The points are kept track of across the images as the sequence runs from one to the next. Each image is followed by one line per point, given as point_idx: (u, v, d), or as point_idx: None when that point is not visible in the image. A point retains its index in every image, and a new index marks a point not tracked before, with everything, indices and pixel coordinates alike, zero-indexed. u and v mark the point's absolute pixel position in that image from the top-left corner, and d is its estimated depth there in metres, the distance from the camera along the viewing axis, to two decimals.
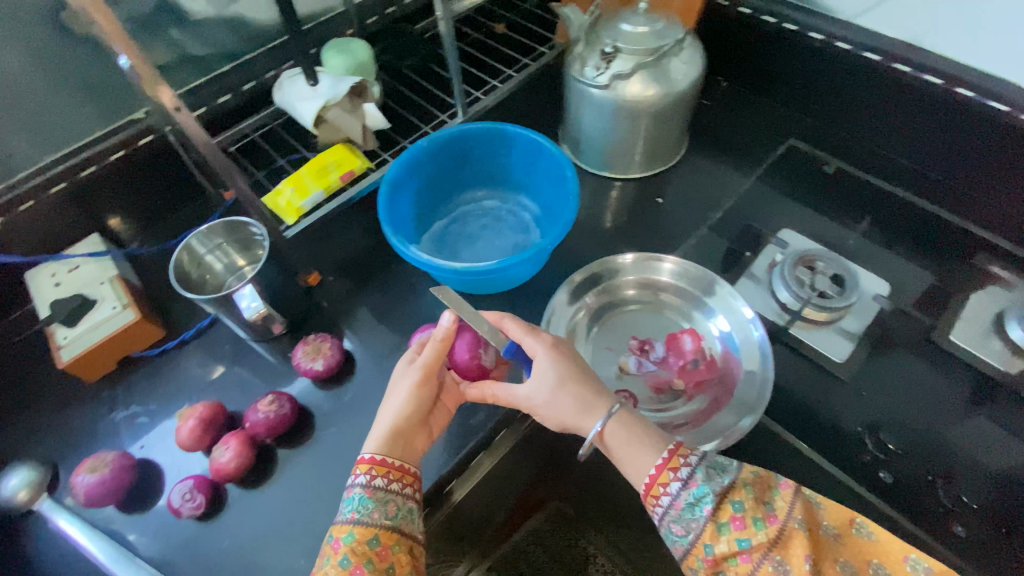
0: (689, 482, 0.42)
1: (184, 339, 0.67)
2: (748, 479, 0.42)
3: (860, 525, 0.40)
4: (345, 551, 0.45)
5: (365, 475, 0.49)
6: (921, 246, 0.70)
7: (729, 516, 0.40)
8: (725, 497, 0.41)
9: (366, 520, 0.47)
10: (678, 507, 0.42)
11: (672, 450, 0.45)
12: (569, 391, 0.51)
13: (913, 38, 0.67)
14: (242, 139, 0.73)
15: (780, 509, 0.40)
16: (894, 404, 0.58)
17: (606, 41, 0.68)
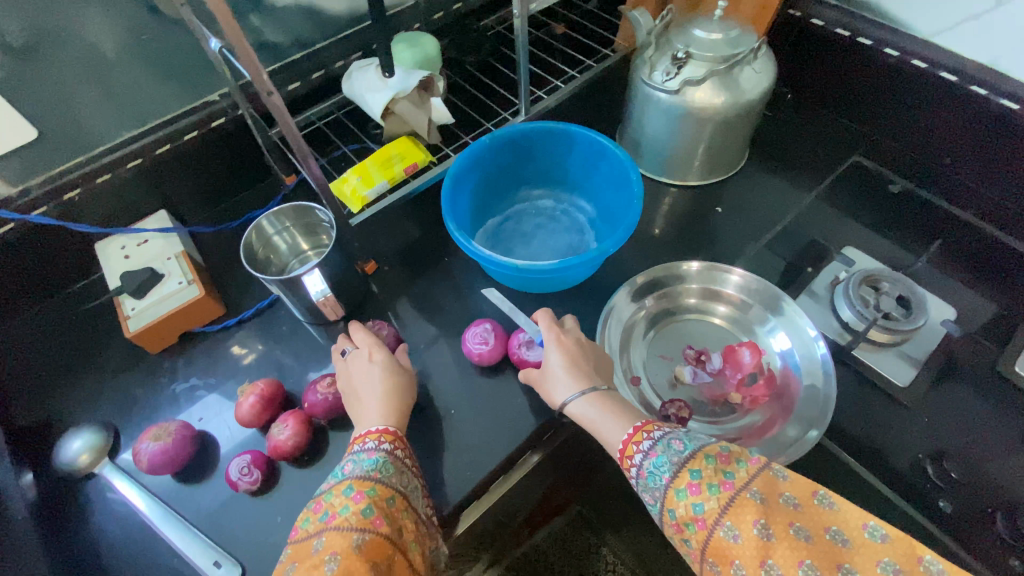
0: (650, 452, 0.44)
1: (243, 317, 0.71)
2: (711, 451, 0.41)
3: (825, 497, 0.37)
4: (369, 502, 0.45)
5: (375, 441, 0.51)
6: (987, 276, 0.69)
7: (685, 483, 0.40)
8: (683, 465, 0.41)
9: (386, 480, 0.48)
10: (643, 475, 0.44)
11: (638, 426, 0.47)
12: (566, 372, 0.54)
13: (993, 62, 0.65)
14: (308, 126, 0.79)
15: (739, 478, 0.39)
16: (961, 435, 0.56)
17: (678, 46, 0.68)
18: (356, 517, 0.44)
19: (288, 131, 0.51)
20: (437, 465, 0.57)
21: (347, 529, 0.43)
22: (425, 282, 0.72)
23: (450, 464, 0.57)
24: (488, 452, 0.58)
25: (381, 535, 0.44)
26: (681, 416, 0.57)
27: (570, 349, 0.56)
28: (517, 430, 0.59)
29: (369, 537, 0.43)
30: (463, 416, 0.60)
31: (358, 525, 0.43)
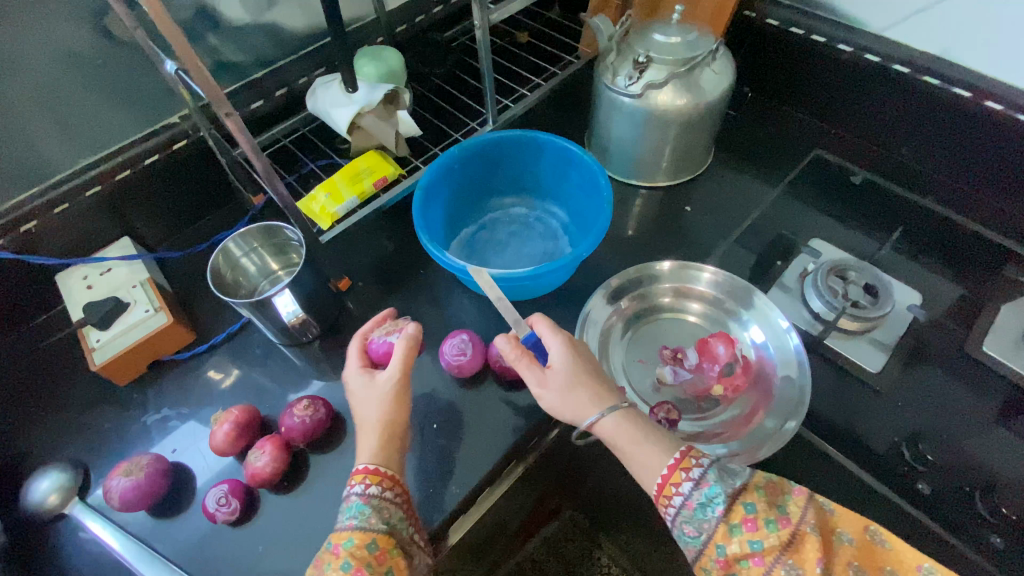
0: (701, 482, 0.44)
1: (214, 343, 0.70)
2: (761, 482, 0.43)
3: (876, 533, 0.41)
4: (345, 556, 0.44)
5: (360, 483, 0.49)
6: (951, 259, 0.71)
7: (740, 517, 0.42)
8: (738, 498, 0.43)
9: (364, 524, 0.46)
10: (690, 507, 0.44)
11: (681, 452, 0.47)
12: (580, 391, 0.52)
13: (942, 51, 0.68)
14: (273, 144, 0.79)
15: (793, 513, 0.42)
16: (931, 417, 0.58)
17: (639, 51, 0.69)
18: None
19: (249, 151, 0.50)
20: (421, 482, 0.57)
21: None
22: (400, 297, 0.71)
23: (433, 479, 0.56)
24: (472, 464, 0.57)
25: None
26: (669, 419, 0.57)
27: (577, 363, 0.54)
28: (499, 440, 0.59)
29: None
30: (445, 430, 0.60)
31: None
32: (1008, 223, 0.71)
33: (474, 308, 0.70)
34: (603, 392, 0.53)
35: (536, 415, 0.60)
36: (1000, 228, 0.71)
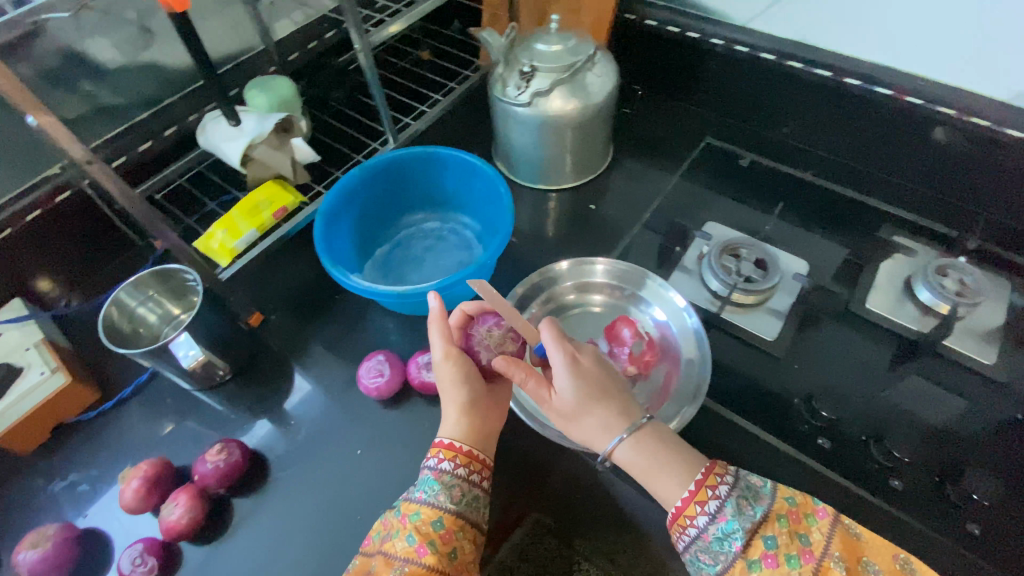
0: (718, 516, 0.44)
1: (122, 397, 0.67)
2: (783, 511, 0.44)
3: (904, 561, 0.42)
4: (412, 529, 0.48)
5: (435, 458, 0.53)
6: (836, 225, 0.76)
7: (760, 553, 0.42)
8: (758, 532, 0.43)
9: (434, 500, 0.50)
10: (706, 539, 0.44)
11: (702, 477, 0.47)
12: (591, 412, 0.51)
13: (802, 37, 0.74)
14: (168, 185, 0.74)
15: (816, 543, 0.43)
16: (825, 375, 0.63)
17: (524, 61, 0.71)
18: (402, 546, 0.48)
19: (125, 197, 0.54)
20: (351, 507, 0.57)
21: (393, 557, 0.47)
22: (318, 326, 0.70)
23: (361, 505, 0.57)
24: (400, 484, 0.58)
25: (425, 565, 0.46)
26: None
27: (587, 381, 0.51)
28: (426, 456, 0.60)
29: (410, 567, 0.46)
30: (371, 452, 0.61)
31: (403, 554, 0.47)
32: (881, 187, 0.77)
33: (393, 328, 0.70)
34: (617, 410, 0.51)
35: None
36: (878, 191, 0.77)
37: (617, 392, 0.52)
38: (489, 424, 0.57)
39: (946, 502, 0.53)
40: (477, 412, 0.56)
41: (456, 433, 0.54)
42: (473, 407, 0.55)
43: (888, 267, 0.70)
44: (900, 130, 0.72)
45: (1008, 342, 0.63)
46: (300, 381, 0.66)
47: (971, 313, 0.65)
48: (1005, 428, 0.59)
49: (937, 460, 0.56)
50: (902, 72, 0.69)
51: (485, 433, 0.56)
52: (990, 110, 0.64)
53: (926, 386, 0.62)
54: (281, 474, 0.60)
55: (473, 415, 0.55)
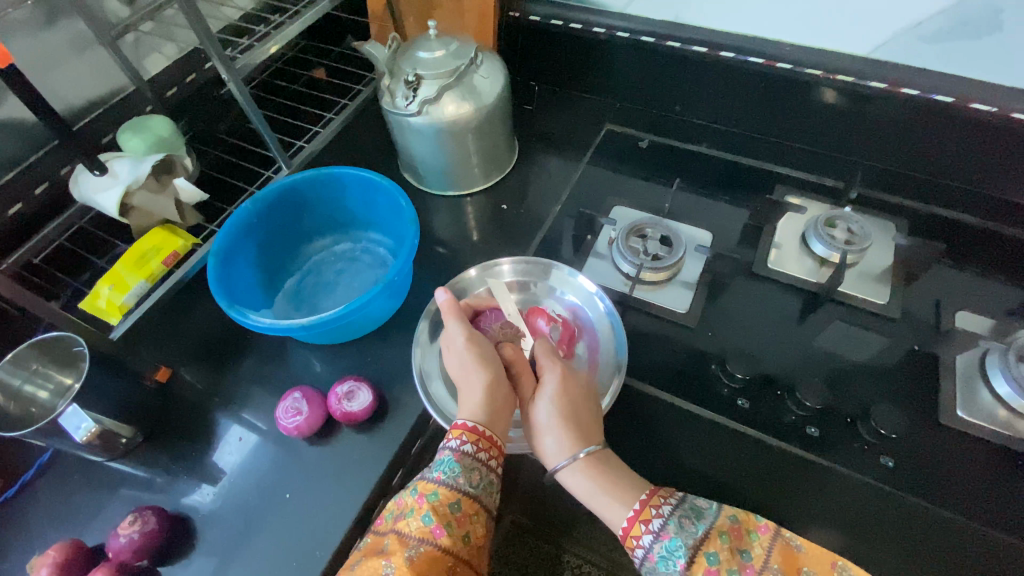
0: (662, 535, 0.47)
1: (25, 481, 0.62)
2: (725, 528, 0.47)
3: (841, 568, 0.45)
4: (429, 509, 0.48)
5: (457, 439, 0.52)
6: (734, 192, 0.79)
7: (703, 569, 0.45)
8: (700, 550, 0.45)
9: (452, 483, 0.50)
10: (653, 559, 0.47)
11: (644, 500, 0.49)
12: (555, 431, 0.55)
13: (676, 17, 0.76)
14: (47, 247, 0.69)
15: (757, 557, 0.46)
16: (738, 338, 0.65)
17: (408, 71, 0.70)
18: (417, 525, 0.48)
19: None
20: (288, 552, 0.55)
21: (407, 536, 0.47)
22: (234, 370, 0.67)
23: (297, 551, 0.56)
24: (336, 520, 0.57)
25: (440, 546, 0.47)
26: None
27: (563, 401, 0.56)
28: (360, 485, 0.59)
29: (424, 548, 0.47)
30: (303, 491, 0.59)
31: (418, 534, 0.47)
32: (771, 151, 0.81)
33: (314, 359, 0.68)
34: (577, 433, 0.54)
35: (392, 449, 0.61)
36: (767, 156, 0.81)
37: (584, 417, 0.56)
38: (506, 412, 0.57)
39: (860, 441, 0.56)
40: (498, 396, 0.56)
41: (478, 416, 0.54)
42: (495, 392, 0.56)
43: (783, 227, 0.74)
44: (777, 95, 0.75)
45: (898, 279, 0.68)
46: (231, 426, 0.64)
47: (862, 257, 0.70)
48: (906, 360, 0.63)
49: (847, 402, 0.60)
50: (771, 40, 0.72)
51: (501, 418, 0.56)
52: (853, 65, 0.68)
53: (831, 333, 0.66)
54: (211, 533, 0.57)
55: (495, 397, 0.56)
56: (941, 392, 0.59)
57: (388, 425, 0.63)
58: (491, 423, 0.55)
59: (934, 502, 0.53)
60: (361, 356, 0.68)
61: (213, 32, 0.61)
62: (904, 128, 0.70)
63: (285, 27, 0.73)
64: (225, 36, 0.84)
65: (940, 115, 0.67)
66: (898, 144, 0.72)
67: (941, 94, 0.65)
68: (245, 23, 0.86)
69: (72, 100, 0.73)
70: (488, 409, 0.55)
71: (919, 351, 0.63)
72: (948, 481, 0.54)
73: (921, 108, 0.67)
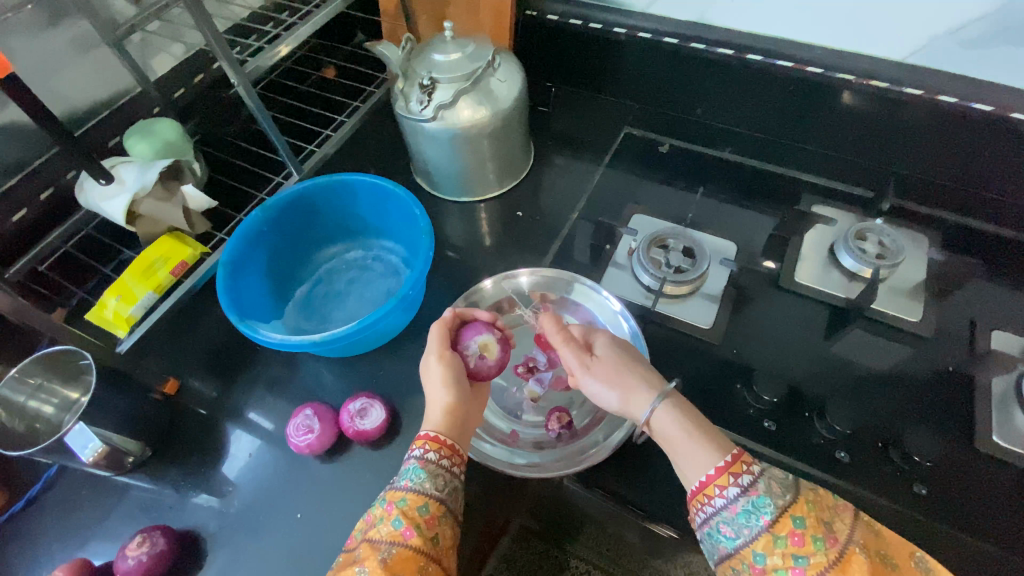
0: (750, 490, 0.42)
1: (31, 496, 0.61)
2: (810, 496, 0.42)
3: (919, 559, 0.41)
4: (398, 513, 0.46)
5: (420, 448, 0.51)
6: (759, 200, 0.77)
7: (787, 531, 0.40)
8: (787, 511, 0.41)
9: (419, 488, 0.48)
10: (733, 510, 0.42)
11: (732, 455, 0.45)
12: (630, 370, 0.54)
13: (701, 17, 0.73)
14: (53, 252, 0.67)
15: (841, 530, 0.41)
16: (764, 355, 0.63)
17: (422, 74, 0.68)
18: (387, 530, 0.46)
19: None
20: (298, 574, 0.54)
21: (378, 541, 0.45)
22: (240, 383, 0.66)
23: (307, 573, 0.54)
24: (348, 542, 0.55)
25: (411, 547, 0.45)
26: (564, 425, 0.59)
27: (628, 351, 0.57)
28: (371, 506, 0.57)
29: (396, 550, 0.44)
30: (314, 511, 0.57)
31: (389, 537, 0.45)
32: (797, 158, 0.78)
33: (324, 371, 0.67)
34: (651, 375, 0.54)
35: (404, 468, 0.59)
36: (794, 163, 0.78)
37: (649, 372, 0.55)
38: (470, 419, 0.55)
39: (891, 466, 0.54)
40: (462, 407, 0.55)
41: (440, 424, 0.53)
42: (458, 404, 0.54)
43: (811, 238, 0.71)
44: (805, 100, 0.72)
45: (931, 296, 0.65)
46: (238, 436, 0.62)
47: (894, 272, 0.67)
48: (939, 380, 0.60)
49: (879, 425, 0.57)
50: (801, 43, 0.69)
51: (466, 429, 0.54)
52: (887, 71, 0.65)
53: (860, 350, 0.63)
54: (218, 553, 0.56)
55: (459, 411, 0.54)
56: (976, 417, 0.57)
57: (400, 442, 0.61)
58: (451, 431, 0.53)
59: (973, 534, 0.51)
60: (372, 370, 0.66)
61: (221, 33, 0.59)
62: (941, 136, 0.67)
63: (296, 27, 0.71)
64: (233, 36, 0.81)
65: (978, 125, 0.64)
66: (933, 153, 0.69)
67: (980, 102, 0.62)
68: (253, 22, 0.84)
69: (77, 102, 0.71)
70: (451, 418, 0.53)
71: (953, 372, 0.61)
72: (986, 512, 0.52)
73: (958, 117, 0.64)
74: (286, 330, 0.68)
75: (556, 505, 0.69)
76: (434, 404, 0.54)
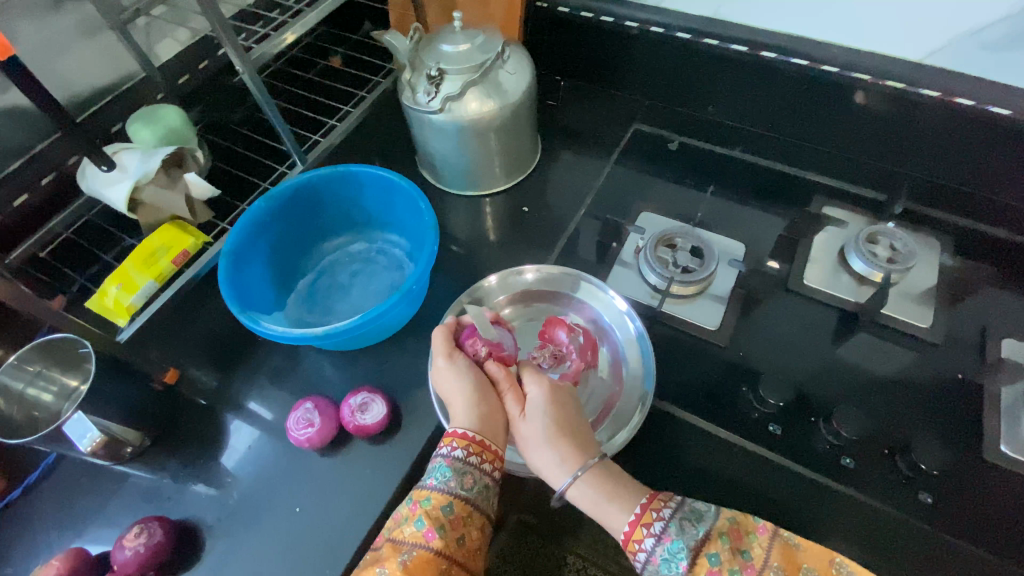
0: (664, 537, 0.44)
1: (29, 483, 0.61)
2: (724, 528, 0.44)
3: (840, 564, 0.42)
4: (422, 513, 0.47)
5: (448, 446, 0.51)
6: (768, 200, 0.76)
7: (705, 570, 0.43)
8: (701, 550, 0.43)
9: (445, 487, 0.48)
10: (655, 561, 0.44)
11: (644, 504, 0.47)
12: (552, 441, 0.52)
13: (715, 12, 0.71)
14: (55, 240, 0.67)
15: (757, 557, 0.43)
16: (770, 357, 0.62)
17: (430, 65, 0.66)
18: (410, 531, 0.46)
19: None
20: (295, 568, 0.54)
21: (401, 542, 0.46)
22: (240, 374, 0.65)
23: (304, 568, 0.54)
24: (347, 537, 0.55)
25: (432, 550, 0.45)
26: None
27: (558, 413, 0.53)
28: (372, 501, 0.57)
29: (417, 552, 0.45)
30: (313, 505, 0.57)
31: (412, 539, 0.46)
32: (807, 159, 0.77)
33: (325, 364, 0.66)
34: (576, 446, 0.52)
35: (404, 463, 0.58)
36: (804, 163, 0.77)
37: (582, 430, 0.53)
38: (501, 414, 0.55)
39: (897, 475, 0.53)
40: (492, 406, 0.54)
41: (470, 422, 0.52)
42: (484, 399, 0.54)
43: (820, 240, 0.70)
44: (816, 101, 0.71)
45: (940, 301, 0.64)
46: (237, 427, 0.62)
47: (904, 277, 0.66)
48: (948, 388, 0.59)
49: (886, 431, 0.56)
50: (817, 41, 0.67)
51: (500, 425, 0.54)
52: (904, 72, 0.63)
53: (869, 355, 0.62)
54: (214, 545, 0.56)
55: (488, 405, 0.54)
56: (985, 426, 0.56)
57: (401, 437, 0.60)
58: (488, 432, 0.53)
59: (978, 544, 0.50)
60: (373, 364, 0.66)
61: (226, 18, 0.58)
62: (957, 139, 0.65)
63: (304, 14, 0.70)
64: (240, 23, 0.80)
65: (994, 128, 0.62)
66: (946, 155, 0.68)
67: (998, 106, 0.61)
68: (259, 9, 0.82)
69: (80, 86, 0.70)
70: (480, 415, 0.53)
71: (963, 379, 0.60)
72: (991, 523, 0.51)
73: (973, 120, 0.63)
74: (288, 322, 0.67)
75: (557, 504, 0.69)
76: (462, 400, 0.54)
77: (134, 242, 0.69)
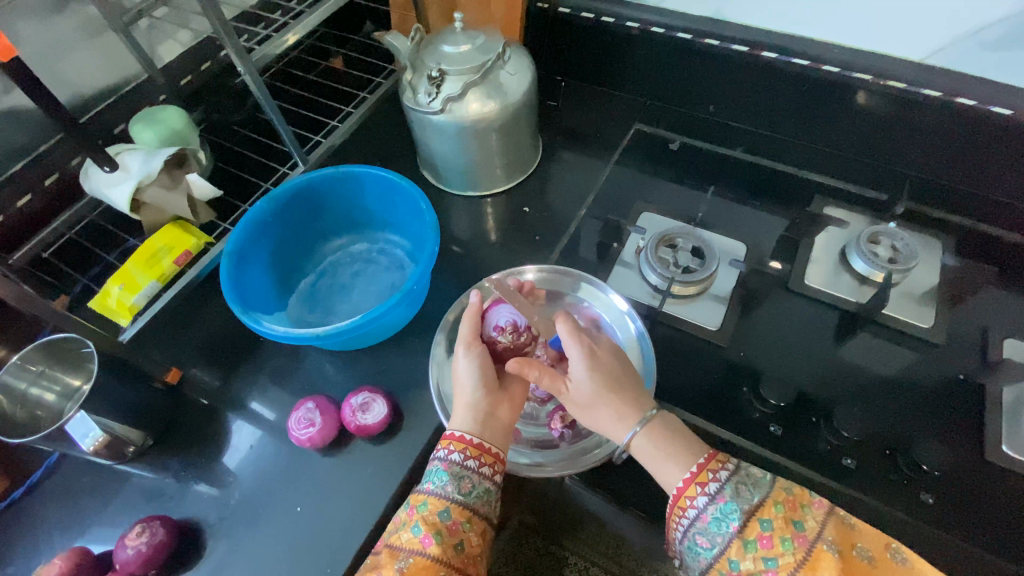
0: (718, 497, 0.43)
1: (31, 483, 0.61)
2: (780, 497, 0.43)
3: (895, 550, 0.41)
4: (418, 519, 0.47)
5: (445, 449, 0.51)
6: (769, 200, 0.76)
7: (756, 533, 0.42)
8: (754, 514, 0.42)
9: (440, 491, 0.49)
10: (705, 520, 0.43)
11: (700, 463, 0.46)
12: (603, 402, 0.52)
13: (714, 13, 0.71)
14: (58, 240, 0.68)
15: (810, 529, 0.42)
16: (771, 358, 0.62)
17: (431, 66, 0.67)
18: (407, 537, 0.47)
19: None
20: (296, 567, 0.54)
21: (399, 548, 0.46)
22: (242, 373, 0.65)
23: (305, 568, 0.54)
24: (347, 536, 0.55)
25: (429, 556, 0.45)
26: (567, 425, 0.60)
27: (603, 372, 0.52)
28: (373, 501, 0.57)
29: (414, 559, 0.45)
30: (314, 504, 0.57)
31: (408, 545, 0.46)
32: (808, 159, 0.77)
33: (326, 364, 0.66)
34: (628, 403, 0.51)
35: (405, 463, 0.59)
36: (805, 164, 0.77)
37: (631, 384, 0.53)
38: (502, 414, 0.54)
39: (898, 474, 0.53)
40: (491, 407, 0.54)
41: (468, 424, 0.52)
42: (483, 399, 0.54)
43: (821, 241, 0.70)
44: (818, 101, 0.71)
45: (940, 301, 0.64)
46: (239, 426, 0.62)
47: (906, 277, 0.66)
48: (949, 388, 0.59)
49: (887, 431, 0.56)
50: (817, 40, 0.67)
51: (501, 427, 0.54)
52: (906, 72, 0.63)
53: (870, 356, 0.62)
54: (215, 543, 0.56)
55: (488, 406, 0.54)
56: (986, 426, 0.56)
57: (401, 437, 0.60)
58: (486, 433, 0.52)
59: (979, 544, 0.50)
60: (374, 364, 0.66)
61: (228, 20, 0.58)
62: (958, 140, 0.65)
63: (305, 15, 0.70)
64: (242, 24, 0.81)
65: (994, 129, 0.62)
66: (947, 156, 0.68)
67: (999, 106, 0.61)
68: (261, 10, 0.83)
69: (83, 88, 0.71)
70: (479, 418, 0.53)
71: (964, 380, 0.60)
72: (991, 523, 0.51)
73: (975, 120, 0.63)
74: (289, 322, 0.68)
75: (558, 504, 0.69)
76: (461, 401, 0.54)
77: (137, 242, 0.70)
